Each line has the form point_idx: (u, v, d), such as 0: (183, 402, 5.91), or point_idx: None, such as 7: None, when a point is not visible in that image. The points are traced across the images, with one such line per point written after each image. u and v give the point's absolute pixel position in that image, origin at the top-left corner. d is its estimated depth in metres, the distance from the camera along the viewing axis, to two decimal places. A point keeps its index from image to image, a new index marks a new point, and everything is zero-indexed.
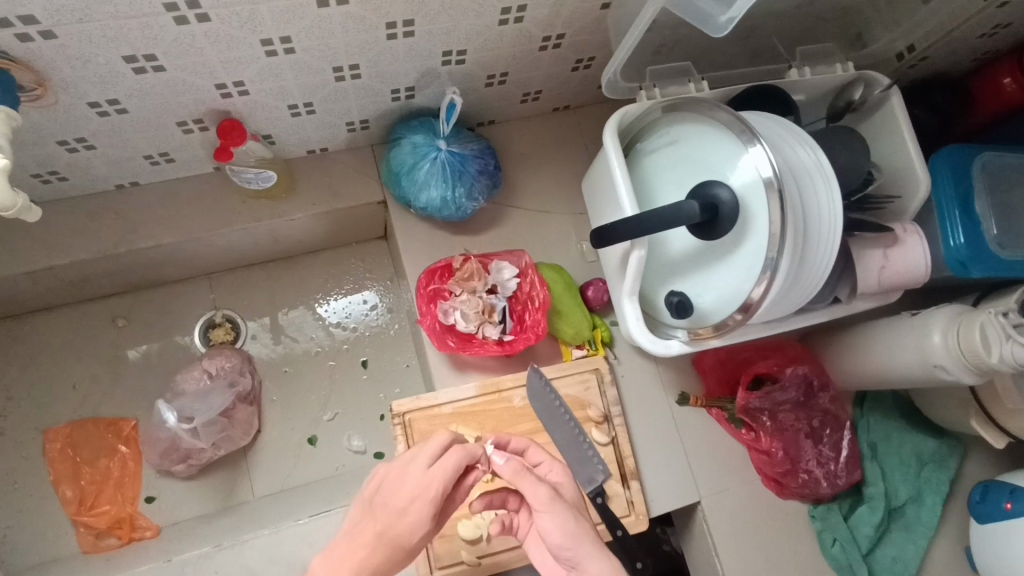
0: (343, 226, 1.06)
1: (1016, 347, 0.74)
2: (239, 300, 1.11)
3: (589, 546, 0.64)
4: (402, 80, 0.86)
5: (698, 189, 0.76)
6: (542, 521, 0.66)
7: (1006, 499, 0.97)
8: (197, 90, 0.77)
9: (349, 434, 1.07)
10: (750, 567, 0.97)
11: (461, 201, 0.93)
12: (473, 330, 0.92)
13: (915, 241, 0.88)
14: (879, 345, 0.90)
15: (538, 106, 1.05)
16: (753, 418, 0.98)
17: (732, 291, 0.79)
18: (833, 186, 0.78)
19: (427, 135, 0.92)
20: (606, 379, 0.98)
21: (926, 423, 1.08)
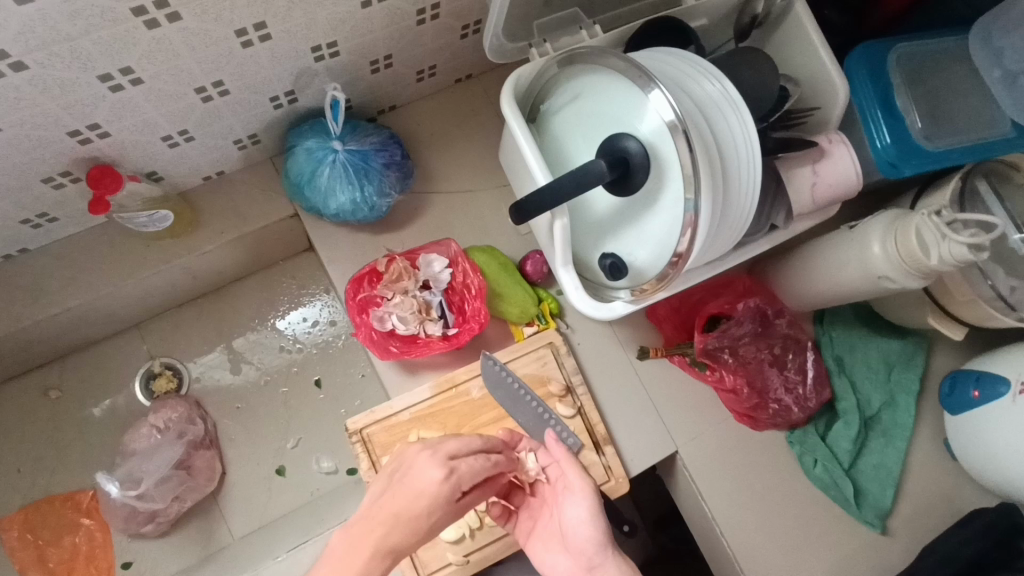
0: (262, 247, 1.01)
1: (954, 246, 0.71)
2: (174, 344, 1.06)
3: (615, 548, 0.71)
4: (277, 86, 0.80)
5: (605, 145, 0.73)
6: (578, 510, 0.73)
7: (973, 387, 0.98)
8: (49, 143, 0.70)
9: (317, 457, 1.04)
10: (738, 505, 0.98)
11: (373, 200, 0.88)
12: (415, 331, 0.89)
13: (841, 151, 0.85)
14: (823, 264, 0.87)
15: (436, 82, 0.99)
16: (715, 358, 0.96)
17: (662, 243, 0.76)
18: (743, 115, 0.75)
19: (320, 138, 0.86)
20: (562, 350, 0.96)
21: (888, 326, 1.08)
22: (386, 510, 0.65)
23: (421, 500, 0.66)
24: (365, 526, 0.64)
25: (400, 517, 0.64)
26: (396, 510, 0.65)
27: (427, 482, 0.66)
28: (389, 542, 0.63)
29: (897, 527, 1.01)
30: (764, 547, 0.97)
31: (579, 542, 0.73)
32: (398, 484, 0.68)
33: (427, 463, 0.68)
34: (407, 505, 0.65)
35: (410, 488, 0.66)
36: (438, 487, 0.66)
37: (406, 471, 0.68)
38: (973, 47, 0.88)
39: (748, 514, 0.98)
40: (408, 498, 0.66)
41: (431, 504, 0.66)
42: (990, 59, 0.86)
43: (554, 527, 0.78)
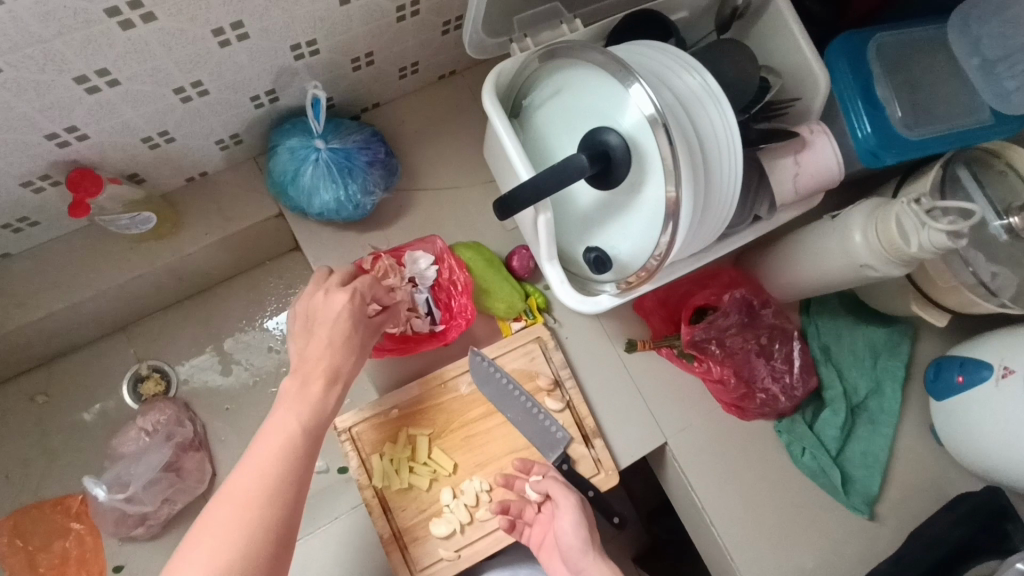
0: (247, 247, 1.01)
1: (933, 233, 0.71)
2: (162, 347, 1.05)
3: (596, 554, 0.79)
4: (258, 85, 0.80)
5: (587, 139, 0.73)
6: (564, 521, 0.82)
7: (957, 372, 0.99)
8: (26, 146, 0.70)
9: None
10: (728, 495, 0.99)
11: (357, 197, 0.88)
12: (402, 328, 0.88)
13: (823, 142, 0.86)
14: (807, 254, 0.88)
15: (419, 78, 0.99)
16: (702, 350, 0.97)
17: (645, 237, 0.76)
18: (724, 106, 0.75)
19: (302, 136, 0.85)
20: (550, 345, 0.96)
21: (873, 315, 1.09)
22: (305, 368, 0.70)
23: (341, 322, 0.72)
24: (307, 372, 0.69)
25: (330, 351, 0.71)
26: (312, 358, 0.70)
27: (334, 321, 0.72)
28: (327, 370, 0.70)
29: (885, 513, 1.03)
30: (754, 536, 0.98)
31: (567, 548, 0.81)
32: (314, 326, 0.73)
33: (326, 298, 0.74)
34: (332, 336, 0.71)
35: (323, 322, 0.72)
36: (343, 319, 0.73)
37: (314, 314, 0.73)
38: (952, 36, 0.89)
39: (738, 504, 0.98)
40: (325, 330, 0.72)
41: (353, 328, 0.73)
42: (969, 48, 0.87)
43: (550, 537, 0.85)
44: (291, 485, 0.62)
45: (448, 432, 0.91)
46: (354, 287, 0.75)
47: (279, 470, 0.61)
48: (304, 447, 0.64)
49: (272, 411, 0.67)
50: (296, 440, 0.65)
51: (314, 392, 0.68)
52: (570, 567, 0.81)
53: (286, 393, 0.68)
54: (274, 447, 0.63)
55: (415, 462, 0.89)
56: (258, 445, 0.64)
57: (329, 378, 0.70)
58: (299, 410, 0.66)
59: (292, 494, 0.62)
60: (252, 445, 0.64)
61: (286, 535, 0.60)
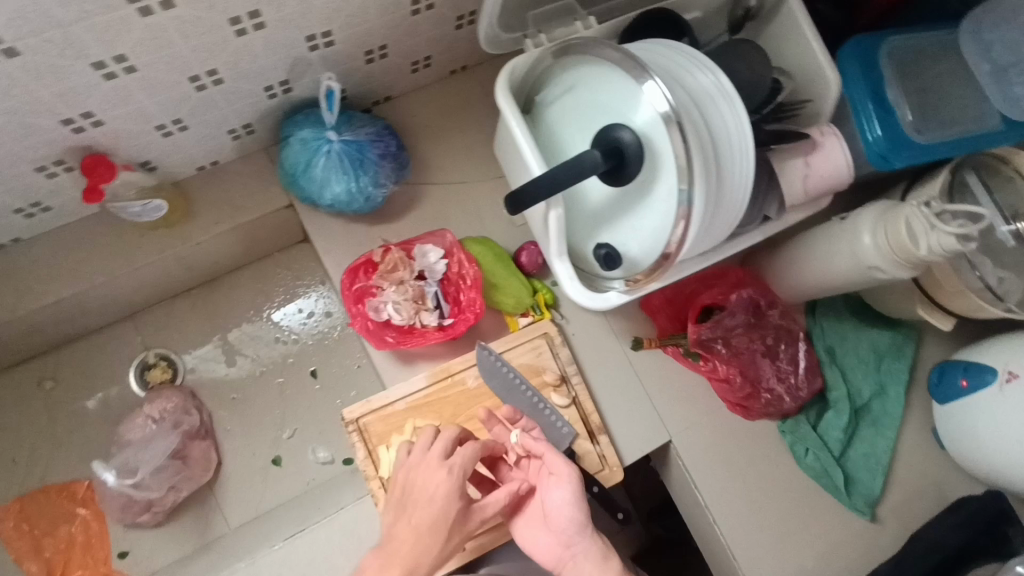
0: (257, 237, 1.01)
1: (942, 236, 0.71)
2: (169, 335, 1.06)
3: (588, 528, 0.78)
4: (272, 75, 0.80)
5: (600, 136, 0.73)
6: (557, 493, 0.79)
7: (961, 377, 1.00)
8: (42, 131, 0.70)
9: (312, 447, 1.04)
10: (731, 493, 0.99)
11: (368, 190, 0.88)
12: (410, 321, 0.88)
13: (834, 144, 0.86)
14: (815, 255, 0.88)
15: (432, 72, 0.99)
16: (708, 349, 0.97)
17: (655, 235, 0.76)
18: (737, 106, 0.75)
19: (314, 128, 0.85)
20: (557, 341, 0.96)
21: (878, 317, 1.10)
22: (405, 526, 0.75)
23: (431, 507, 0.75)
24: (395, 550, 0.74)
25: (416, 540, 0.74)
26: (414, 487, 0.77)
27: (428, 508, 0.75)
28: (409, 559, 0.73)
29: (885, 514, 1.03)
30: (756, 535, 0.98)
31: (558, 520, 0.78)
32: (410, 501, 0.76)
33: (430, 471, 0.77)
34: (421, 518, 0.75)
35: (421, 507, 0.76)
36: (442, 507, 0.75)
37: (412, 485, 0.77)
38: (962, 41, 0.89)
39: (740, 503, 0.99)
40: (419, 527, 0.74)
41: (440, 514, 0.75)
42: (980, 52, 0.87)
43: (537, 506, 0.82)
44: None
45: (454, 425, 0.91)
46: (452, 463, 0.77)
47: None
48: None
49: (370, 557, 0.75)
50: None
51: (396, 574, 0.71)
52: (558, 539, 0.79)
53: (371, 574, 0.73)
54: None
55: None
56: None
57: (408, 568, 0.72)
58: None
59: None
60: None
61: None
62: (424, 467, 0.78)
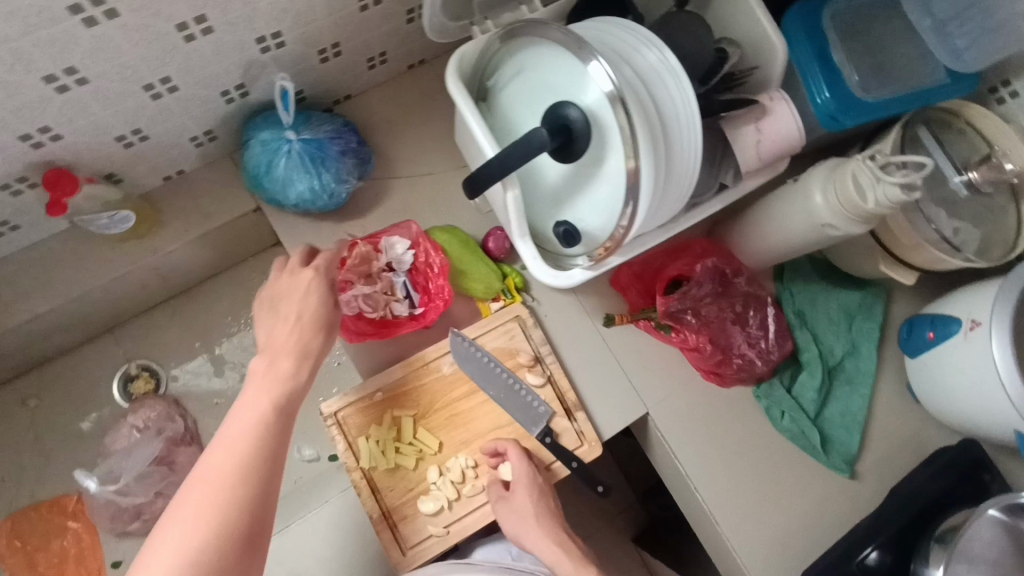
0: (229, 243, 1.02)
1: (888, 188, 0.73)
2: (149, 346, 1.07)
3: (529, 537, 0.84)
4: (227, 80, 0.81)
5: (549, 114, 0.74)
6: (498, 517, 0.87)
7: (928, 329, 1.02)
8: (2, 148, 0.72)
9: (299, 445, 1.06)
10: (711, 460, 1.01)
11: (331, 185, 0.90)
12: (382, 313, 0.90)
13: (783, 108, 0.87)
14: (771, 219, 0.90)
15: (389, 68, 1.01)
16: (678, 320, 1.00)
17: (609, 209, 0.78)
18: (681, 79, 0.77)
19: (273, 128, 0.87)
20: (529, 323, 0.98)
21: (846, 278, 1.12)
22: (278, 337, 0.71)
23: (313, 316, 0.73)
24: (277, 351, 0.69)
25: (297, 332, 0.71)
26: (277, 327, 0.72)
27: (302, 304, 0.73)
28: (296, 346, 0.70)
29: (865, 471, 1.05)
30: (738, 500, 1.00)
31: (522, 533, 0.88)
32: (285, 305, 0.73)
33: (299, 295, 0.74)
34: (297, 315, 0.72)
35: (288, 300, 0.74)
36: (310, 293, 0.74)
37: (280, 300, 0.74)
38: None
39: (721, 469, 1.01)
40: (286, 310, 0.72)
41: (320, 310, 0.74)
42: (921, 9, 0.89)
43: None
44: (265, 462, 0.60)
45: (432, 412, 0.93)
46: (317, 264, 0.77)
47: (251, 447, 0.60)
48: (277, 411, 0.64)
49: (243, 391, 0.66)
50: (268, 418, 0.63)
51: (282, 370, 0.67)
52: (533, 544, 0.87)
53: (258, 374, 0.67)
54: (250, 421, 0.62)
55: (401, 443, 0.91)
56: (234, 421, 0.63)
57: (298, 356, 0.69)
58: (270, 387, 0.65)
59: (265, 472, 0.60)
60: (229, 419, 0.63)
61: (259, 511, 0.58)
62: (281, 278, 0.77)
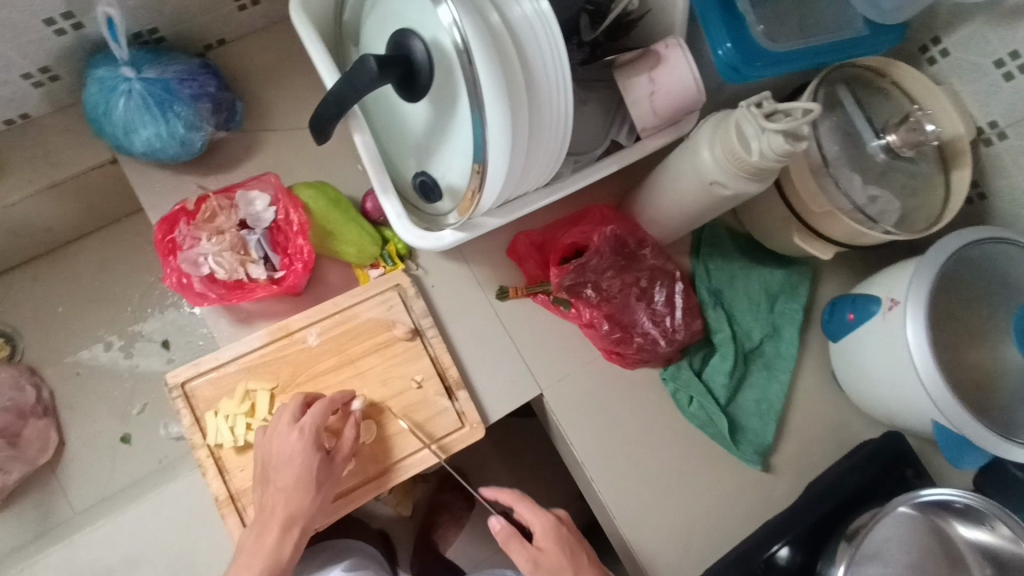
0: (90, 199, 0.94)
1: (772, 136, 0.64)
2: (7, 311, 0.98)
3: None
4: (49, 6, 0.73)
5: (394, 45, 0.66)
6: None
7: (849, 310, 0.93)
8: None
9: (165, 422, 0.97)
10: (610, 447, 0.93)
11: (180, 133, 0.81)
12: (236, 274, 0.81)
13: (677, 55, 0.78)
14: (665, 181, 0.81)
15: (265, 11, 0.92)
16: (576, 294, 0.91)
17: (465, 161, 0.69)
18: (554, 28, 0.66)
19: (111, 67, 0.78)
20: (410, 293, 0.89)
21: (770, 255, 1.03)
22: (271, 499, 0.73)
23: (295, 464, 0.73)
24: (267, 519, 0.73)
25: (289, 497, 0.73)
26: (270, 460, 0.75)
27: (287, 453, 0.74)
28: (283, 518, 0.72)
29: (781, 463, 0.97)
30: (638, 490, 0.92)
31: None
32: (273, 475, 0.73)
33: (280, 442, 0.74)
34: (286, 484, 0.73)
35: (273, 460, 0.74)
36: (296, 456, 0.73)
37: (270, 459, 0.74)
38: None
39: (621, 457, 0.93)
40: (278, 466, 0.73)
41: (304, 469, 0.73)
42: None
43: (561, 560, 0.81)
44: None
45: (295, 385, 0.84)
46: (303, 424, 0.74)
47: None
48: None
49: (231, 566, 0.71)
50: None
51: (275, 539, 0.72)
52: None
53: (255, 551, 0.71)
54: None
55: (255, 419, 0.82)
56: None
57: (284, 526, 0.72)
58: (257, 562, 0.70)
59: None
60: None
61: None
62: (278, 449, 0.74)
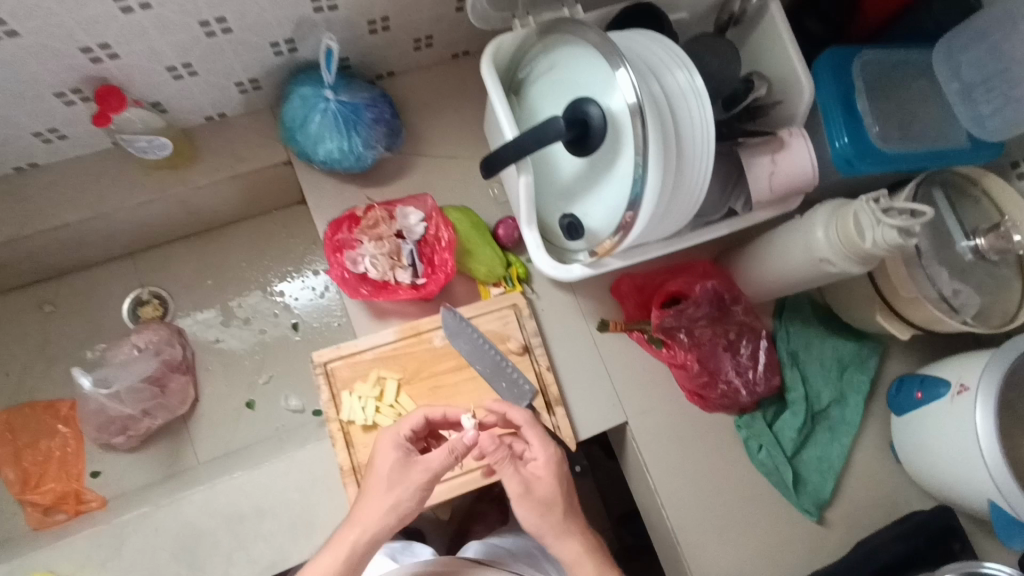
0: (256, 191, 1.07)
1: (886, 230, 0.75)
2: (165, 276, 1.12)
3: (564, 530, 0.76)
4: (279, 33, 0.85)
5: (571, 106, 0.76)
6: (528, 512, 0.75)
7: (918, 389, 1.02)
8: (62, 56, 0.76)
9: (286, 395, 1.09)
10: (681, 479, 1.02)
11: (359, 150, 0.94)
12: (386, 276, 0.94)
13: (800, 144, 0.89)
14: (773, 251, 0.92)
15: (434, 54, 1.04)
16: (671, 337, 1.01)
17: (613, 210, 0.80)
18: (705, 103, 0.78)
19: (314, 86, 0.91)
20: (525, 313, 1.00)
21: (845, 327, 1.12)
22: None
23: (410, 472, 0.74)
24: None
25: None
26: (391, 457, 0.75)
27: None
28: None
29: (835, 519, 1.04)
30: (703, 523, 1.01)
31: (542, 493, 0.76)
32: None
33: None
34: None
35: (374, 474, 0.75)
36: None
37: None
38: (935, 60, 0.93)
39: (689, 491, 1.02)
40: (375, 483, 0.74)
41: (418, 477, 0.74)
42: (949, 73, 0.92)
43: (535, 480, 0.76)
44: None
45: (418, 379, 0.95)
46: None
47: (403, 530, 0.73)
48: None
49: None
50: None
51: None
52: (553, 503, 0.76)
53: None
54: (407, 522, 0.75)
55: (382, 403, 0.94)
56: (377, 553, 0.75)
57: None
58: None
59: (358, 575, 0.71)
60: None
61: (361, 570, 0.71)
62: None
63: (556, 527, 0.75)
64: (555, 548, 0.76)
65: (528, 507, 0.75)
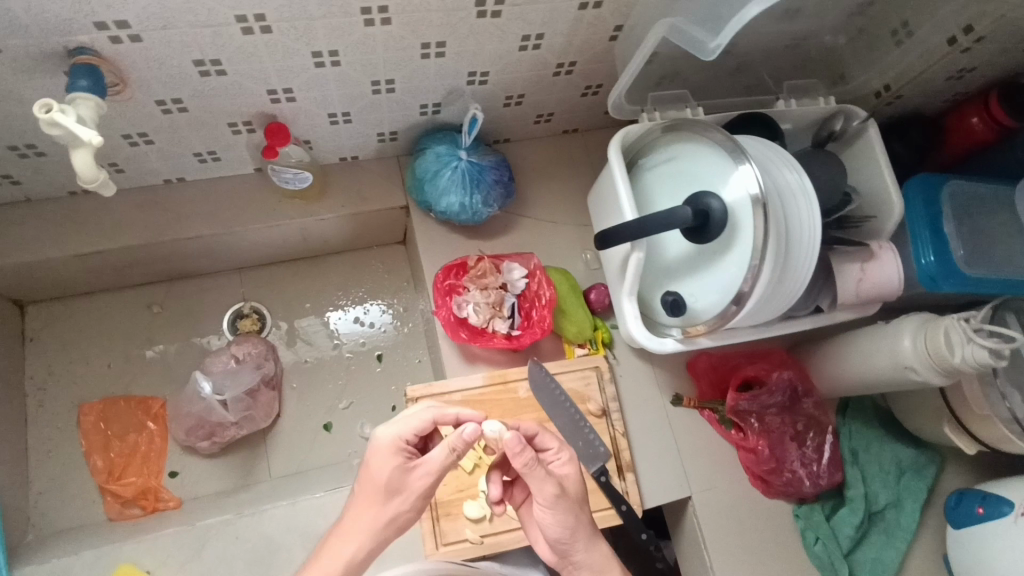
0: (367, 228, 1.15)
1: (976, 349, 0.81)
2: (266, 294, 1.19)
3: (582, 539, 0.77)
4: (431, 96, 0.95)
5: (693, 198, 0.83)
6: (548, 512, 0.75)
7: (978, 504, 1.03)
8: (250, 94, 0.85)
9: (362, 422, 1.14)
10: (739, 561, 1.03)
11: (478, 207, 1.02)
12: (484, 324, 1.00)
13: (889, 257, 0.96)
14: (854, 351, 0.97)
15: (550, 128, 1.14)
16: (742, 419, 1.05)
17: (719, 294, 0.86)
18: (814, 210, 0.85)
19: (450, 146, 1.01)
20: (606, 376, 1.05)
21: (905, 433, 1.15)
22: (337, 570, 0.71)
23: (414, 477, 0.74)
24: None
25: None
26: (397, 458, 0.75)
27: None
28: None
29: None
30: None
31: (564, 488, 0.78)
32: None
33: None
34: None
35: (372, 478, 0.75)
36: None
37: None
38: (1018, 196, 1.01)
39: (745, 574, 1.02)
40: (374, 490, 0.75)
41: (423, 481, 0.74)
42: None
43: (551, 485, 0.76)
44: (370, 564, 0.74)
45: None
46: None
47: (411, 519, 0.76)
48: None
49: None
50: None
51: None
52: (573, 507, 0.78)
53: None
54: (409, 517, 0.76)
55: None
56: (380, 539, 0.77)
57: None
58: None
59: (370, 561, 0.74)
60: None
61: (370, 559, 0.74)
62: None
63: (590, 527, 0.77)
64: (584, 554, 0.78)
65: (566, 507, 0.75)
